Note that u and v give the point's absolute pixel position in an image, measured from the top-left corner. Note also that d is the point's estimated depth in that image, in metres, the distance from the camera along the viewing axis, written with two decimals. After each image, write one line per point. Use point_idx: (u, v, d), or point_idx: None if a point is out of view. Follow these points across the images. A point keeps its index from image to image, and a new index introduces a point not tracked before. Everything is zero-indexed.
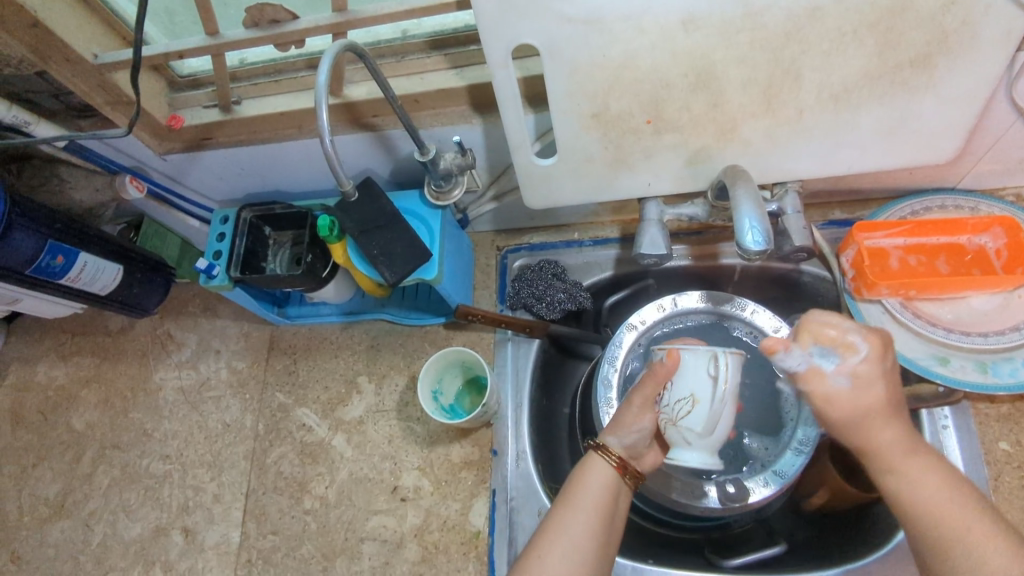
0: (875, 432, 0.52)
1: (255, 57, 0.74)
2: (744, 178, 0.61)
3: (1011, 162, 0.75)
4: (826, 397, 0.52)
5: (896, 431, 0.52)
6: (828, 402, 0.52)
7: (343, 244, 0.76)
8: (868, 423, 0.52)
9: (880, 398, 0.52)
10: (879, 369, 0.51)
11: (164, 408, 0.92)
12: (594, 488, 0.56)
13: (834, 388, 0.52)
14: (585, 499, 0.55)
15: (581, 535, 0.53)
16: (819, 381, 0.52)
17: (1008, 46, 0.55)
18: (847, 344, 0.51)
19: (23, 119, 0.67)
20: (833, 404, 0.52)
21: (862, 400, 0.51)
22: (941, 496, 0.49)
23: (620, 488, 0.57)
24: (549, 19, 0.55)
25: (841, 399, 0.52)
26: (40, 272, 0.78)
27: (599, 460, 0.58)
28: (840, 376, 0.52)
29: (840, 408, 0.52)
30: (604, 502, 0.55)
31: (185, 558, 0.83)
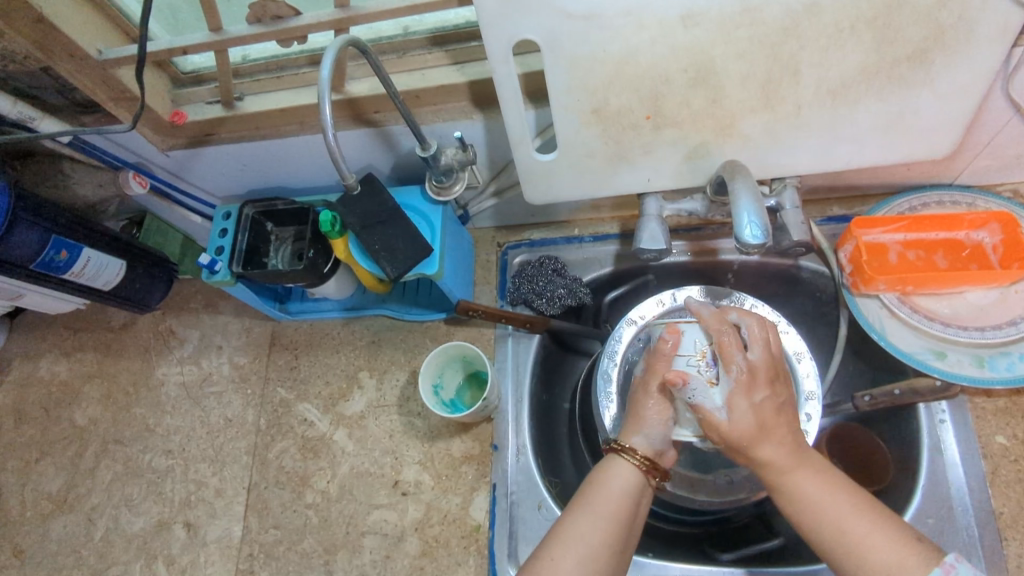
0: (760, 450, 0.54)
1: (258, 53, 0.75)
2: (742, 173, 0.61)
3: (1008, 158, 0.76)
4: (710, 423, 0.55)
5: (784, 444, 0.54)
6: (710, 426, 0.55)
7: (345, 239, 0.77)
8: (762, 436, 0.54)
9: (760, 419, 0.54)
10: (754, 398, 0.55)
11: (167, 403, 0.92)
12: (614, 492, 0.57)
13: (716, 418, 0.55)
14: (604, 503, 0.56)
15: (595, 538, 0.54)
16: (704, 416, 0.55)
17: (1003, 41, 0.55)
18: (732, 376, 0.56)
19: (27, 114, 0.68)
20: (714, 430, 0.55)
21: (745, 427, 0.54)
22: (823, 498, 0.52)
23: (640, 490, 0.58)
24: (549, 15, 0.56)
25: (721, 428, 0.54)
26: (44, 267, 0.79)
27: (620, 462, 0.59)
28: (720, 410, 0.55)
29: (724, 434, 0.55)
30: (620, 511, 0.56)
31: (187, 552, 0.83)
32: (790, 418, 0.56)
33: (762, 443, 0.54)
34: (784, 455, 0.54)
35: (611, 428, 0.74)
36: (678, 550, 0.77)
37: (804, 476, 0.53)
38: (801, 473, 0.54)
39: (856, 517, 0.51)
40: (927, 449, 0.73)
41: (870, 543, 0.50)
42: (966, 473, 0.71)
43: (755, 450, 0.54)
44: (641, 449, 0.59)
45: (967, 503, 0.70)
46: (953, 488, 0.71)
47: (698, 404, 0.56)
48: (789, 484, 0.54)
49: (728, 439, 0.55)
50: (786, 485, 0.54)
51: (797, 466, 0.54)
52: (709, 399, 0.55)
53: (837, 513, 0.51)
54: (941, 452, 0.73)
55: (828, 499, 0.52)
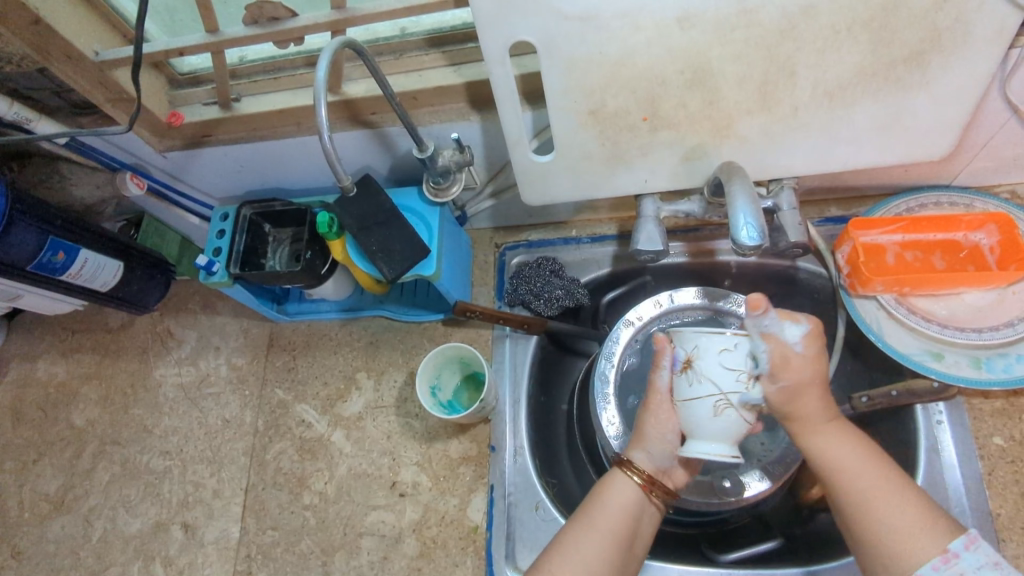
0: (806, 407, 0.56)
1: (255, 55, 0.75)
2: (739, 175, 0.61)
3: (1005, 159, 0.76)
4: (784, 360, 0.53)
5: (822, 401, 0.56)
6: (784, 363, 0.53)
7: (342, 240, 0.77)
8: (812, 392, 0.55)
9: (823, 370, 0.55)
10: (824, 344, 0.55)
11: (165, 404, 0.92)
12: (615, 508, 0.58)
13: (791, 352, 0.53)
14: (605, 517, 0.58)
15: (595, 552, 0.56)
16: (779, 347, 0.53)
17: (999, 42, 0.55)
18: (805, 321, 0.54)
19: (24, 116, 0.68)
20: (788, 367, 0.54)
21: (812, 370, 0.54)
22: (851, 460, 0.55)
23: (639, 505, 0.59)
24: (546, 16, 0.56)
25: (795, 363, 0.54)
26: (41, 268, 0.79)
27: (623, 479, 0.60)
28: (796, 345, 0.53)
29: (792, 376, 0.54)
30: (620, 527, 0.57)
31: (185, 553, 0.83)
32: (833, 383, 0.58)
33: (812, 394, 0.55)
34: (822, 411, 0.56)
35: (609, 429, 0.74)
36: (675, 552, 0.77)
37: (835, 437, 0.56)
38: (835, 436, 0.56)
39: (885, 485, 0.53)
40: (924, 450, 0.73)
41: (892, 507, 0.52)
42: (963, 474, 0.72)
43: (800, 402, 0.56)
44: (644, 465, 0.61)
45: (965, 505, 0.70)
46: (950, 489, 0.71)
47: (769, 333, 0.53)
48: (821, 443, 0.56)
49: (792, 380, 0.54)
50: (817, 445, 0.56)
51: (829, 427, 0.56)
52: (787, 334, 0.53)
53: (866, 479, 0.54)
54: (938, 453, 0.73)
55: (857, 464, 0.55)
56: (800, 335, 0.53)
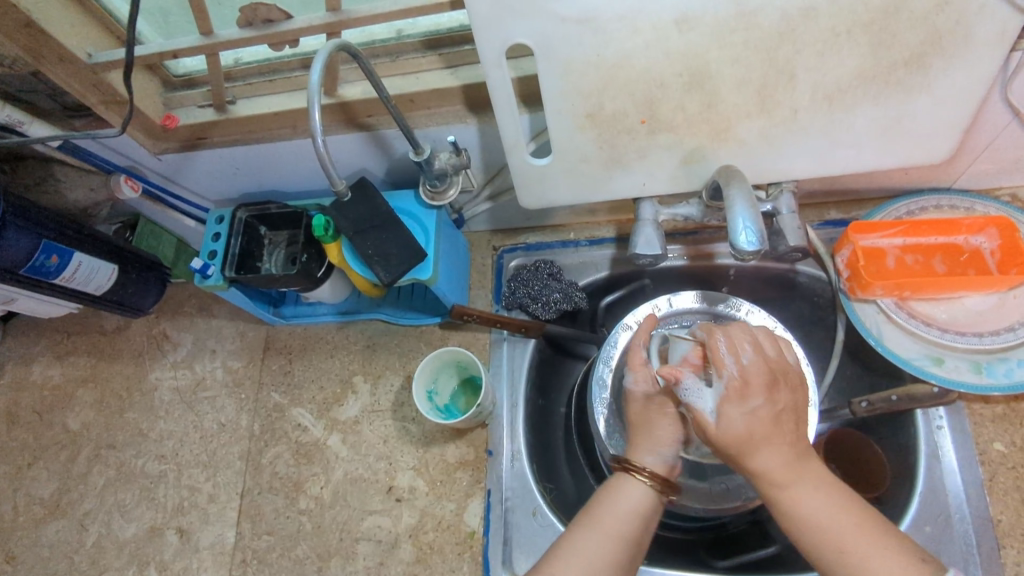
0: (758, 459, 0.51)
1: (250, 56, 0.74)
2: (738, 179, 0.61)
3: (1007, 162, 0.75)
4: (702, 427, 0.53)
5: (781, 452, 0.51)
6: (702, 432, 0.53)
7: (338, 244, 0.76)
8: (751, 448, 0.51)
9: (751, 428, 0.50)
10: (754, 404, 0.51)
11: (160, 407, 0.92)
12: (621, 511, 0.56)
13: (706, 421, 0.52)
14: (610, 520, 0.55)
15: (601, 556, 0.53)
16: (695, 416, 0.53)
17: (1001, 45, 0.55)
18: (726, 376, 0.52)
19: (17, 118, 0.67)
20: (706, 436, 0.53)
21: (737, 433, 0.51)
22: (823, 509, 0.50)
23: (647, 508, 0.56)
24: (543, 19, 0.55)
25: (711, 434, 0.52)
26: (35, 271, 0.78)
27: (630, 481, 0.57)
28: (712, 413, 0.52)
29: (721, 438, 0.51)
30: (624, 531, 0.54)
31: (180, 558, 0.83)
32: (794, 423, 0.52)
33: (755, 455, 0.51)
34: (782, 462, 0.51)
35: (606, 435, 0.74)
36: (673, 557, 0.77)
37: (803, 488, 0.50)
38: (800, 485, 0.51)
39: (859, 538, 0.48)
40: (924, 456, 0.73)
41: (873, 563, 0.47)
42: (964, 480, 0.71)
43: (755, 456, 0.51)
44: (653, 467, 0.58)
45: (965, 511, 0.70)
46: (950, 495, 0.71)
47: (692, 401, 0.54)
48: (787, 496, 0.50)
49: (724, 442, 0.51)
50: (784, 498, 0.51)
51: (793, 477, 0.51)
52: (704, 403, 0.53)
53: (839, 531, 0.49)
54: (938, 459, 0.72)
55: (827, 514, 0.49)
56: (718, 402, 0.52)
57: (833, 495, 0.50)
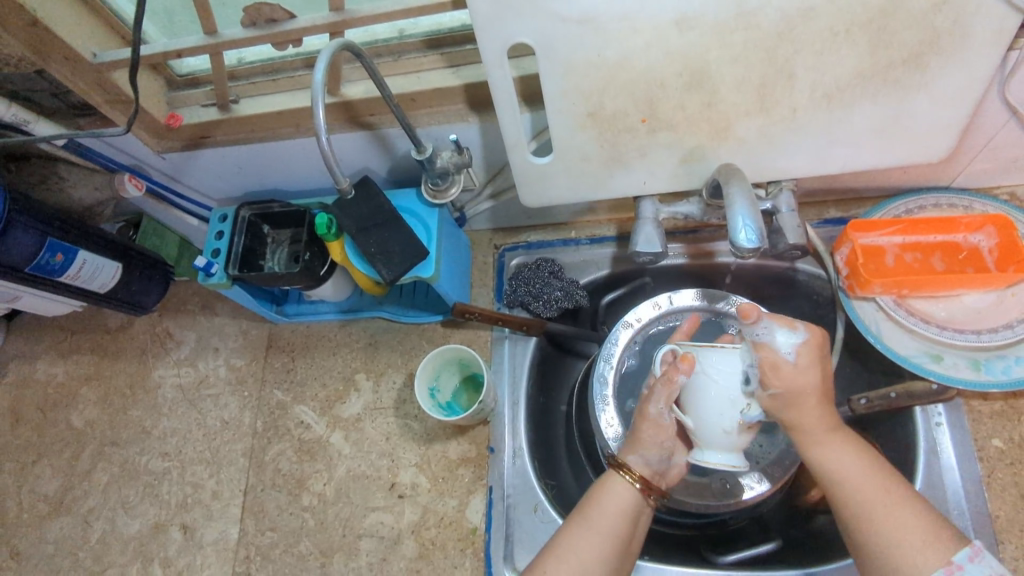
0: (808, 412, 0.55)
1: (254, 56, 0.75)
2: (737, 177, 0.61)
3: (1005, 161, 0.76)
4: (774, 367, 0.53)
5: (821, 409, 0.55)
6: (775, 369, 0.53)
7: (341, 242, 0.77)
8: (808, 399, 0.54)
9: (822, 377, 0.54)
10: (822, 353, 0.54)
11: (163, 405, 0.92)
12: (611, 511, 0.58)
13: (782, 359, 0.53)
14: (599, 519, 0.57)
15: (589, 554, 0.55)
16: (768, 355, 0.53)
17: (998, 44, 0.55)
18: (803, 328, 0.54)
19: (22, 117, 0.68)
20: (778, 374, 0.53)
21: (807, 377, 0.53)
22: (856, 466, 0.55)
23: (629, 505, 0.58)
24: (544, 19, 0.55)
25: (785, 371, 0.53)
26: (39, 270, 0.79)
27: (618, 481, 0.60)
28: (789, 354, 0.53)
29: (789, 383, 0.53)
30: (614, 529, 0.57)
31: (183, 554, 0.83)
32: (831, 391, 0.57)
33: (805, 405, 0.54)
34: (824, 417, 0.55)
35: (607, 431, 0.74)
36: (674, 553, 0.77)
37: (840, 446, 0.55)
38: (836, 444, 0.55)
39: (886, 498, 0.53)
40: (923, 452, 0.73)
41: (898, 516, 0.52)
42: (962, 477, 0.71)
43: (801, 407, 0.55)
44: (637, 467, 0.60)
45: (964, 506, 0.70)
46: (949, 491, 0.71)
47: (760, 342, 0.54)
48: (825, 450, 0.55)
49: (789, 386, 0.53)
50: (819, 451, 0.56)
51: (830, 436, 0.55)
52: (778, 342, 0.54)
53: (868, 489, 0.53)
54: (937, 456, 0.73)
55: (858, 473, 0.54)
56: (795, 343, 0.53)
57: (864, 455, 0.55)
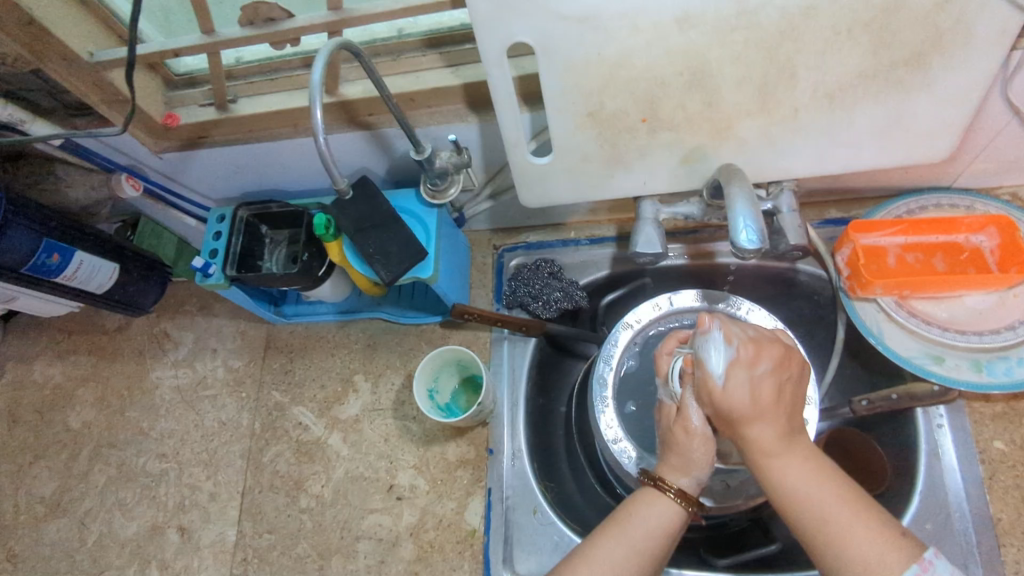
0: (751, 428, 0.52)
1: (251, 55, 0.75)
2: (738, 177, 0.61)
3: (1007, 161, 0.75)
4: (708, 386, 0.53)
5: (770, 423, 0.52)
6: (707, 390, 0.53)
7: (339, 242, 0.76)
8: (748, 417, 0.52)
9: (755, 396, 0.52)
10: (756, 371, 0.52)
11: (161, 406, 0.92)
12: (650, 530, 0.55)
13: (712, 380, 0.53)
14: (636, 536, 0.55)
15: (622, 568, 0.53)
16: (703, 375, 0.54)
17: (1002, 43, 0.55)
18: (737, 342, 0.53)
19: (18, 117, 0.68)
20: (710, 395, 0.53)
21: (738, 397, 0.52)
22: (807, 481, 0.51)
23: (669, 525, 0.56)
24: (544, 18, 0.55)
25: (716, 392, 0.53)
26: (36, 270, 0.78)
27: (663, 500, 0.56)
28: (720, 376, 0.53)
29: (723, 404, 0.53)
30: (650, 550, 0.54)
31: (181, 556, 0.83)
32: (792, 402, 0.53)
33: (747, 422, 0.52)
34: (771, 435, 0.52)
35: (607, 433, 0.73)
36: (674, 555, 0.77)
37: (791, 461, 0.51)
38: (789, 458, 0.52)
39: (845, 515, 0.49)
40: (924, 454, 0.73)
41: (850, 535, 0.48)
42: (964, 479, 0.71)
43: (746, 422, 0.52)
44: (686, 488, 0.57)
45: (965, 509, 0.70)
46: (950, 493, 0.71)
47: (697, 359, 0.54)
48: (774, 465, 0.52)
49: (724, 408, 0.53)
50: (770, 471, 0.52)
51: (779, 453, 0.51)
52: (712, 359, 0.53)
53: (825, 509, 0.49)
54: (938, 458, 0.72)
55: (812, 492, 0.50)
56: (727, 360, 0.53)
57: (816, 466, 0.52)
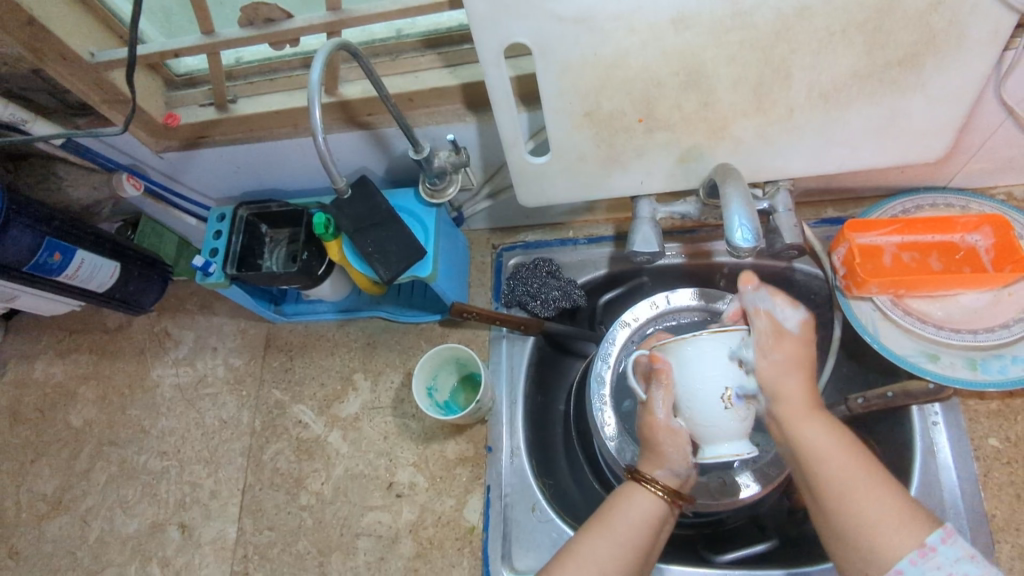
0: (789, 388, 0.55)
1: (251, 55, 0.75)
2: (733, 176, 0.61)
3: (1001, 160, 0.76)
4: (779, 333, 0.56)
5: (804, 385, 0.55)
6: (779, 337, 0.56)
7: (338, 242, 0.77)
8: (793, 373, 0.55)
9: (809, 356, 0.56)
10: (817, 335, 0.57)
11: (162, 404, 0.92)
12: (635, 522, 0.56)
13: (786, 329, 0.56)
14: (622, 527, 0.56)
15: (609, 563, 0.54)
16: (772, 321, 0.56)
17: (995, 44, 0.55)
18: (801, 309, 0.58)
19: (20, 117, 0.68)
20: (780, 342, 0.56)
21: (800, 350, 0.56)
22: (827, 444, 0.52)
23: (651, 516, 0.57)
24: (541, 19, 0.56)
25: (787, 339, 0.56)
26: (37, 269, 0.79)
27: (643, 492, 0.58)
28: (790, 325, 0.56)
29: (785, 350, 0.55)
30: (637, 541, 0.55)
31: (182, 554, 0.83)
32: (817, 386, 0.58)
33: (796, 374, 0.55)
34: (804, 396, 0.55)
35: (605, 431, 0.74)
36: (671, 552, 0.77)
37: (813, 425, 0.53)
38: (812, 423, 0.54)
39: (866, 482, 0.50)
40: (920, 452, 0.73)
41: (869, 500, 0.50)
42: (958, 476, 0.72)
43: (786, 377, 0.55)
44: (665, 480, 0.59)
45: (960, 506, 0.70)
46: (945, 490, 0.71)
47: (760, 309, 0.57)
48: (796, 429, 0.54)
49: (783, 355, 0.55)
50: (796, 434, 0.54)
51: (810, 416, 0.54)
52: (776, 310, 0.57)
53: (848, 473, 0.51)
54: (934, 455, 0.73)
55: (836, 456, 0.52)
56: (795, 318, 0.57)
57: (836, 433, 0.53)
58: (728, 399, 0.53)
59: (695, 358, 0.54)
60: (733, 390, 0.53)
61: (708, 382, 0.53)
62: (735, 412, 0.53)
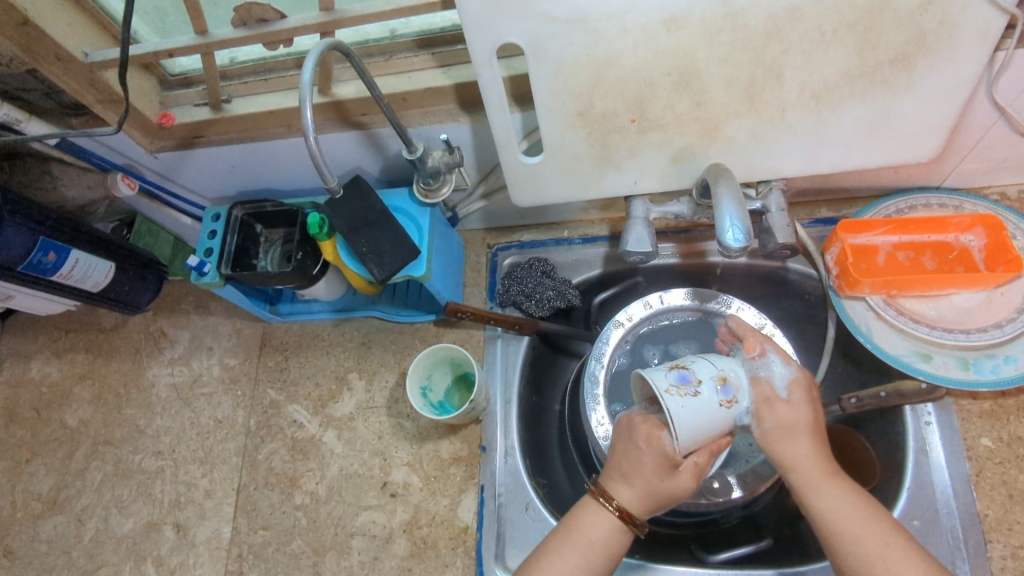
0: (796, 446, 0.55)
1: (246, 56, 0.76)
2: (726, 177, 0.62)
3: (995, 161, 0.76)
4: (769, 401, 0.55)
5: (815, 448, 0.55)
6: (769, 404, 0.55)
7: (333, 242, 0.77)
8: (796, 433, 0.55)
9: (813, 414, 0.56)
10: (813, 393, 0.56)
11: (156, 404, 0.93)
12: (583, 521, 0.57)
13: (776, 395, 0.56)
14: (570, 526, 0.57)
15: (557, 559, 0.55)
16: (762, 389, 0.56)
17: (986, 45, 0.55)
18: (794, 364, 0.57)
19: (15, 117, 0.68)
20: (771, 409, 0.55)
21: (801, 413, 0.55)
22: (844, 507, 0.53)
23: (623, 534, 0.56)
24: (532, 19, 0.56)
25: (780, 406, 0.55)
26: (32, 269, 0.79)
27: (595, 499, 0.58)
28: (784, 392, 0.56)
29: (778, 413, 0.55)
30: (586, 540, 0.56)
31: (176, 553, 0.83)
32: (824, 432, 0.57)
33: (811, 433, 0.56)
34: (820, 460, 0.55)
35: (599, 430, 0.73)
36: (665, 556, 0.77)
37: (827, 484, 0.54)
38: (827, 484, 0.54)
39: (889, 548, 0.52)
40: (913, 451, 0.74)
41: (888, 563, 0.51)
42: (951, 476, 0.72)
43: (792, 440, 0.55)
44: (626, 499, 0.56)
45: (952, 506, 0.70)
46: (938, 490, 0.71)
47: (761, 377, 0.56)
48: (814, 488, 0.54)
49: (781, 420, 0.55)
50: (814, 494, 0.54)
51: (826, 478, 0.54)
52: (774, 376, 0.56)
53: (870, 533, 0.52)
54: (926, 455, 0.73)
55: (857, 515, 0.53)
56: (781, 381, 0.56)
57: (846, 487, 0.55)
58: (723, 402, 0.54)
59: (694, 432, 0.52)
60: (720, 397, 0.53)
61: (712, 418, 0.53)
62: (739, 400, 0.55)
